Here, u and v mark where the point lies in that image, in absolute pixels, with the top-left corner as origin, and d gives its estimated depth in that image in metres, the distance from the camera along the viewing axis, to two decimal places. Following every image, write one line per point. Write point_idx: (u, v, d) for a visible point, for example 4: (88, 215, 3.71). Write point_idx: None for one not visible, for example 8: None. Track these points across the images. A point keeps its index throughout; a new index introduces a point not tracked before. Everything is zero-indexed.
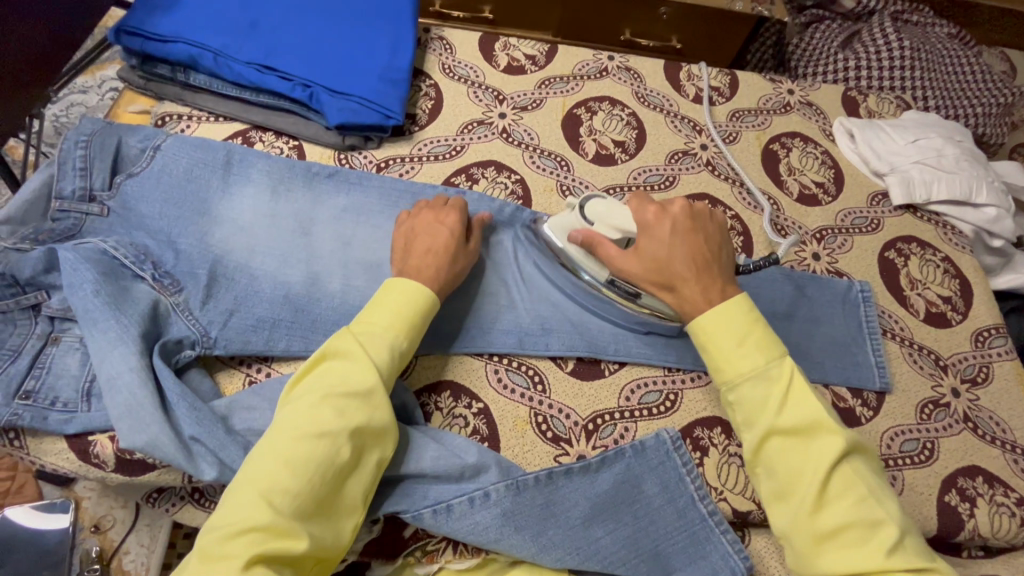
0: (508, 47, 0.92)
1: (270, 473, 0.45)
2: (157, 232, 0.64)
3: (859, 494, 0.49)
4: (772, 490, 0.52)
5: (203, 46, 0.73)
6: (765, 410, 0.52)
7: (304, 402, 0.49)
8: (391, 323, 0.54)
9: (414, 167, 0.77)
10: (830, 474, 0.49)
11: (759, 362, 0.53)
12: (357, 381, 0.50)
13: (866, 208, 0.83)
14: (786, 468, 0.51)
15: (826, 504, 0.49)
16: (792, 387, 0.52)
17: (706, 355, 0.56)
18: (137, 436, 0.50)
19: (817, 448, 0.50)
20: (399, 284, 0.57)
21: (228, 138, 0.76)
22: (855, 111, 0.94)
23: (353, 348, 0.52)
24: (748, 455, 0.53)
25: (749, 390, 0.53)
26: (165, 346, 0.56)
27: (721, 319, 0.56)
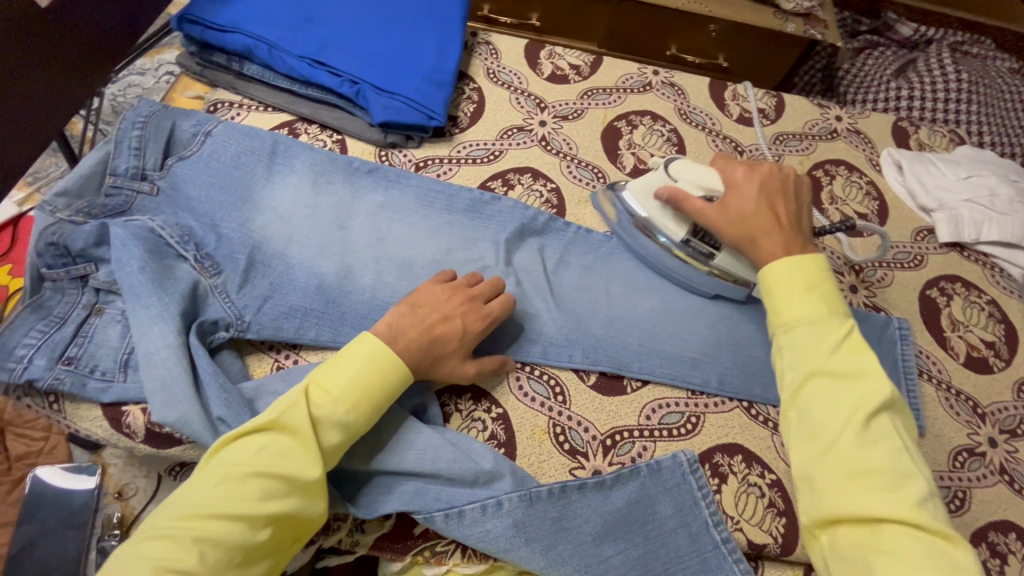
0: (554, 56, 0.92)
1: (174, 551, 0.42)
2: (202, 215, 0.66)
3: (895, 446, 0.45)
4: (803, 431, 0.47)
5: (259, 37, 0.75)
6: (821, 347, 0.49)
7: (230, 474, 0.46)
8: (351, 399, 0.51)
9: (451, 169, 0.78)
10: (873, 420, 0.46)
11: (818, 309, 0.51)
12: (292, 465, 0.48)
13: (910, 243, 0.81)
14: (824, 410, 0.47)
15: (863, 448, 0.44)
16: (846, 338, 0.49)
17: (769, 299, 0.54)
18: (168, 412, 0.51)
19: (865, 389, 0.46)
20: (373, 352, 0.53)
21: (275, 128, 0.78)
22: (905, 142, 0.91)
23: (303, 424, 0.49)
24: (784, 395, 0.49)
25: (805, 331, 0.50)
26: (202, 326, 0.58)
27: (790, 269, 0.54)
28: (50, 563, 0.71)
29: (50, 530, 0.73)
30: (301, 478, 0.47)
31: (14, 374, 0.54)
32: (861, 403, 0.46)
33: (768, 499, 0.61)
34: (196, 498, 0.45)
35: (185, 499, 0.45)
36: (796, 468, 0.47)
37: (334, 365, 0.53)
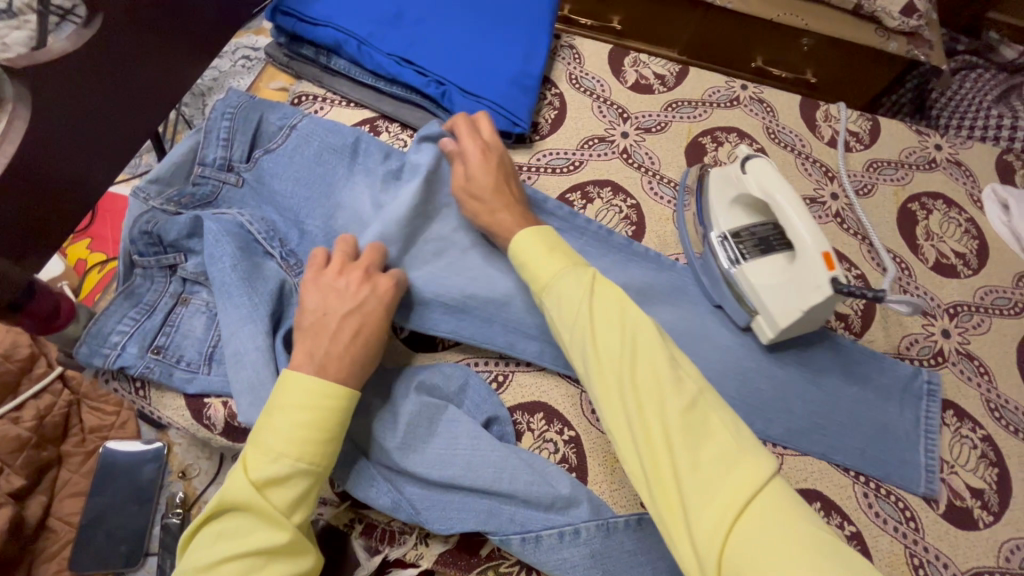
0: (638, 64, 0.89)
1: None
2: (287, 210, 0.66)
3: (685, 384, 0.46)
4: (614, 416, 0.46)
5: (350, 33, 0.75)
6: (575, 300, 0.51)
7: (201, 559, 0.45)
8: (295, 450, 0.47)
9: (530, 177, 0.77)
10: (639, 345, 0.48)
11: (563, 267, 0.54)
12: (260, 535, 0.45)
13: (1011, 288, 0.76)
14: (611, 355, 0.48)
15: (635, 384, 0.46)
16: (596, 284, 0.53)
17: (523, 272, 0.57)
18: (256, 414, 0.51)
19: (632, 319, 0.49)
20: (305, 390, 0.49)
21: (357, 124, 0.77)
22: (1010, 178, 0.85)
23: (248, 495, 0.45)
24: (569, 357, 0.51)
25: (556, 289, 0.53)
26: (291, 331, 0.58)
27: (538, 242, 0.57)
28: (118, 535, 0.74)
29: (117, 503, 0.75)
30: (269, 548, 0.44)
31: (108, 360, 0.55)
32: (630, 340, 0.48)
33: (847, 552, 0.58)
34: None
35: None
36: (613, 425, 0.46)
37: (268, 418, 0.48)
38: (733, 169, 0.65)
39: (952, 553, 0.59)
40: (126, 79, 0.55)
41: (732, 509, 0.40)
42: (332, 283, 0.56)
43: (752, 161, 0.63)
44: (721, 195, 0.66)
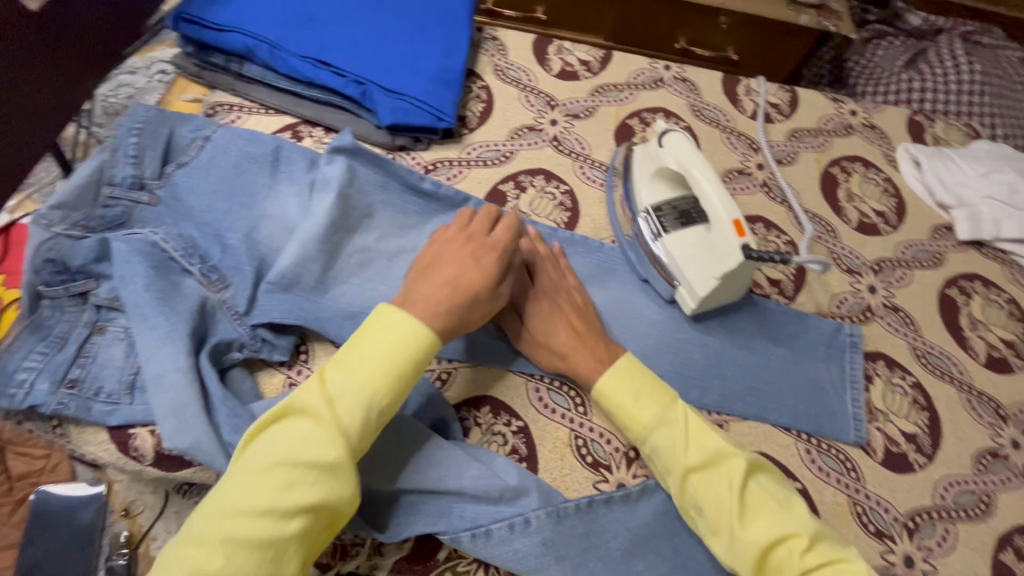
0: (563, 51, 0.90)
1: (202, 553, 0.42)
2: (205, 224, 0.63)
3: (774, 505, 0.51)
4: (706, 526, 0.52)
5: (260, 38, 0.72)
6: (675, 451, 0.54)
7: (221, 515, 0.43)
8: (386, 392, 0.49)
9: (462, 171, 0.76)
10: (749, 490, 0.52)
11: (660, 407, 0.56)
12: (302, 477, 0.45)
13: (929, 240, 0.80)
14: (715, 505, 0.51)
15: (753, 521, 0.50)
16: (691, 429, 0.55)
17: (614, 411, 0.58)
18: (181, 438, 0.49)
19: (729, 471, 0.52)
20: (396, 325, 0.51)
21: (277, 131, 0.74)
22: (920, 137, 0.90)
23: (319, 405, 0.47)
24: (676, 501, 0.54)
25: (658, 437, 0.55)
26: (215, 347, 0.56)
27: (615, 376, 0.58)
28: None
29: None
30: (321, 464, 0.45)
31: (15, 400, 0.52)
32: (730, 486, 0.52)
33: None
34: (187, 546, 0.42)
35: (177, 553, 0.43)
36: (692, 523, 0.53)
37: (368, 365, 0.49)
38: (653, 146, 0.70)
39: (891, 498, 0.62)
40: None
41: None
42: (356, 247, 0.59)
43: (668, 138, 0.68)
44: (643, 173, 0.71)
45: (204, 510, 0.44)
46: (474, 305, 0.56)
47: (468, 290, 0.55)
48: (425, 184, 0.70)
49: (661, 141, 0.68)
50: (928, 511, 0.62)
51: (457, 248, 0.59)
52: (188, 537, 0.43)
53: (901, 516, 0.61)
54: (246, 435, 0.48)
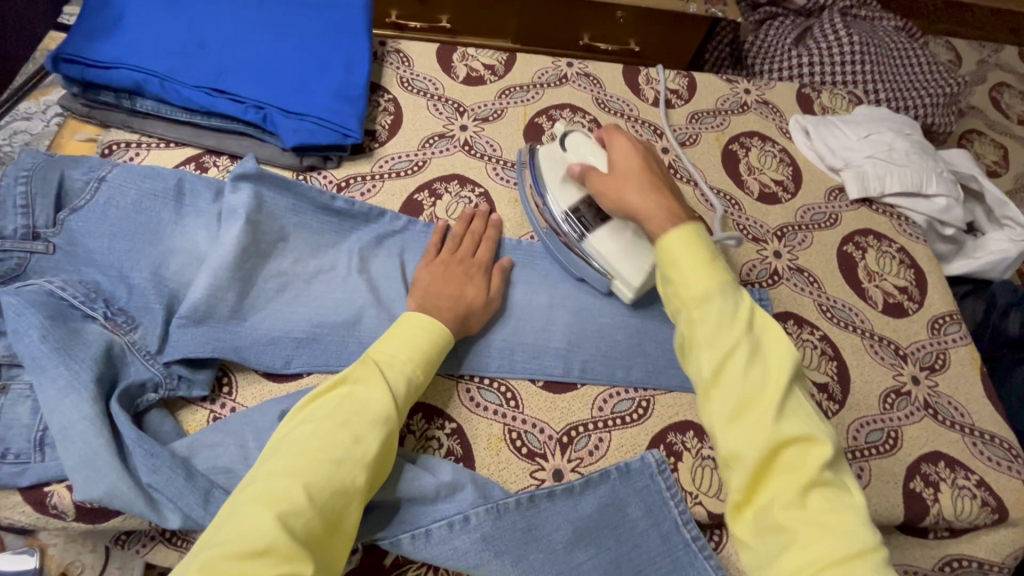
0: (467, 58, 0.91)
1: (285, 493, 0.45)
2: (108, 267, 0.62)
3: (806, 413, 0.45)
4: (747, 472, 0.43)
5: (148, 71, 0.71)
6: (727, 323, 0.46)
7: (287, 469, 0.47)
8: (423, 368, 0.57)
9: (375, 185, 0.76)
10: (787, 395, 0.45)
11: (722, 279, 0.48)
12: (361, 433, 0.50)
13: (824, 203, 0.85)
14: (745, 387, 0.45)
15: (782, 419, 0.44)
16: (753, 310, 0.48)
17: (671, 272, 0.50)
18: (93, 488, 0.48)
19: (776, 362, 0.46)
20: (422, 323, 0.59)
21: (181, 164, 0.73)
22: (809, 108, 0.96)
23: (374, 375, 0.54)
24: (704, 379, 0.46)
25: (737, 370, 0.45)
26: (127, 390, 0.54)
27: (685, 235, 0.51)
28: None
29: None
30: (383, 418, 0.52)
31: None
32: (775, 371, 0.45)
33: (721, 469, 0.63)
34: (256, 499, 0.45)
35: (242, 510, 0.45)
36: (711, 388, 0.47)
37: (402, 345, 0.57)
38: (557, 152, 0.72)
39: None
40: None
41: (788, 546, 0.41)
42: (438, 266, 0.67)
43: (572, 140, 0.71)
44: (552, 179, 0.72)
45: (268, 470, 0.47)
46: (474, 315, 0.65)
47: (465, 303, 0.64)
48: (338, 203, 0.70)
49: (566, 145, 0.71)
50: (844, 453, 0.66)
51: (451, 269, 0.67)
52: (254, 492, 0.45)
53: None
54: (297, 410, 0.52)
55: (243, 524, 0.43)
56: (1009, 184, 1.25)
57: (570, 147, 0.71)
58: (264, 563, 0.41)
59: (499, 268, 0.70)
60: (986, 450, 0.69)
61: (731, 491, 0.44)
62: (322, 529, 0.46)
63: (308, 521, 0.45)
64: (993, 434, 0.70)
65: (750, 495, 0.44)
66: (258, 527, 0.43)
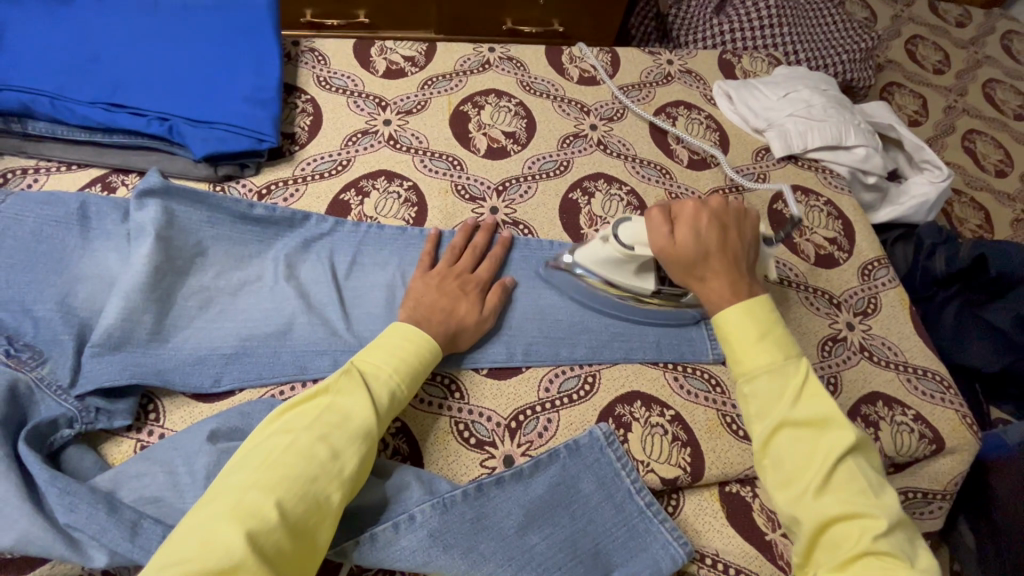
0: (385, 51, 0.89)
1: (256, 507, 0.43)
2: (8, 302, 0.58)
3: (863, 488, 0.48)
4: (778, 479, 0.50)
5: (36, 91, 0.67)
6: (781, 401, 0.51)
7: (261, 483, 0.45)
8: (408, 383, 0.55)
9: (298, 189, 0.74)
10: (839, 467, 0.48)
11: (774, 358, 0.53)
12: (340, 449, 0.48)
13: (752, 164, 0.87)
14: (796, 459, 0.50)
15: (829, 493, 0.48)
16: (807, 384, 0.52)
17: (725, 345, 0.55)
18: (4, 536, 0.45)
19: (830, 440, 0.49)
20: (409, 336, 0.58)
21: (85, 186, 0.69)
22: (731, 73, 0.98)
23: (358, 388, 0.52)
24: (755, 446, 0.52)
25: (761, 383, 0.52)
26: (37, 429, 0.51)
27: (741, 311, 0.55)
28: None
29: None
30: (364, 432, 0.50)
31: None
32: (793, 381, 0.52)
33: (671, 434, 0.64)
34: (224, 513, 0.43)
35: (208, 525, 0.42)
36: (742, 404, 0.54)
37: (387, 358, 0.56)
38: (614, 250, 0.65)
39: None
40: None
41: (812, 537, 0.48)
42: (432, 278, 0.66)
43: (627, 230, 0.63)
44: (613, 267, 0.66)
45: (239, 483, 0.45)
46: (461, 310, 0.63)
47: (457, 320, 0.62)
48: (257, 210, 0.68)
49: (626, 244, 0.63)
50: None
51: (442, 279, 0.66)
52: (223, 506, 0.43)
53: None
54: (272, 422, 0.50)
55: (208, 538, 0.41)
56: (929, 132, 1.30)
57: (632, 247, 0.63)
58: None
59: (500, 284, 0.68)
60: (920, 385, 0.72)
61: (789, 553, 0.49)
62: (291, 548, 0.44)
63: (278, 540, 0.43)
64: (926, 368, 0.73)
65: (806, 555, 0.49)
66: (223, 544, 0.41)
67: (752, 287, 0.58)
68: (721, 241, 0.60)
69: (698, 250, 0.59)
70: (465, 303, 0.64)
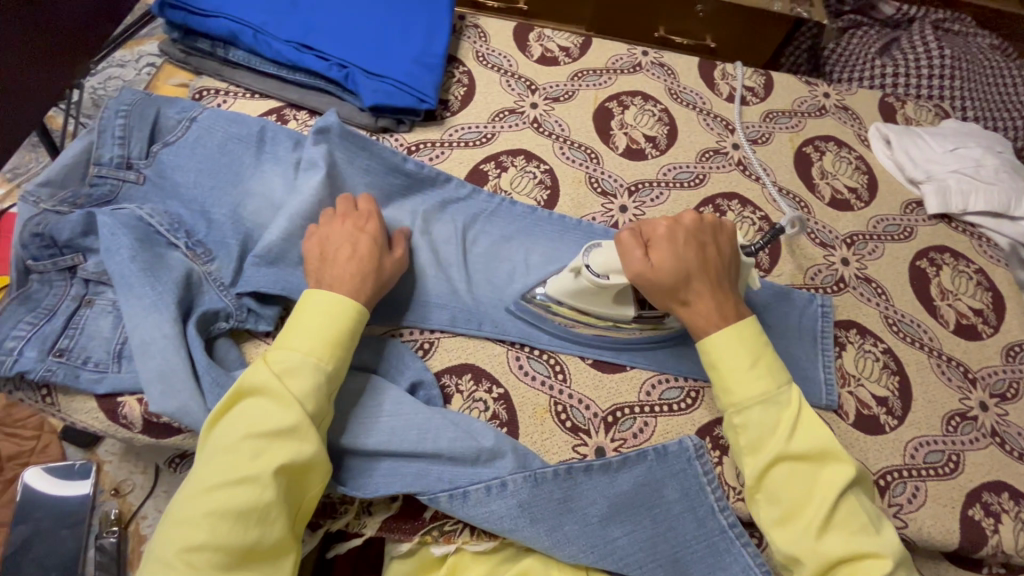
0: (543, 38, 0.92)
1: (187, 526, 0.44)
2: (191, 201, 0.65)
3: (862, 525, 0.51)
4: (777, 514, 0.52)
5: (244, 22, 0.75)
6: (777, 434, 0.53)
7: (191, 501, 0.45)
8: (334, 357, 0.53)
9: (444, 152, 0.78)
10: (838, 502, 0.51)
11: (769, 387, 0.54)
12: (260, 448, 0.47)
13: (899, 215, 0.82)
14: (792, 494, 0.52)
15: (829, 531, 0.50)
16: (800, 417, 0.54)
17: (716, 375, 0.57)
18: (168, 402, 0.51)
19: (828, 475, 0.52)
20: (327, 302, 0.54)
21: (262, 114, 0.76)
22: (892, 118, 0.92)
23: (268, 381, 0.49)
24: (751, 480, 0.54)
25: (757, 414, 0.54)
26: (202, 316, 0.57)
27: (732, 338, 0.56)
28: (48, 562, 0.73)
29: (45, 529, 0.74)
30: (282, 425, 0.48)
31: (4, 367, 0.52)
32: (788, 415, 0.54)
33: None
34: (173, 533, 0.44)
35: (161, 544, 0.45)
36: (732, 435, 0.55)
37: (304, 337, 0.52)
38: (585, 281, 0.60)
39: (862, 457, 0.64)
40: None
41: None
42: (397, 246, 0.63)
43: (597, 258, 0.59)
44: (582, 297, 0.62)
45: (178, 503, 0.45)
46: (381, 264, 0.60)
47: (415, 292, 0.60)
48: (408, 165, 0.71)
49: (598, 273, 0.59)
50: (900, 471, 0.64)
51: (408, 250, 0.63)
52: (164, 531, 0.45)
53: (872, 475, 0.63)
54: (206, 428, 0.49)
55: (156, 562, 0.44)
56: None
57: (604, 275, 0.59)
58: None
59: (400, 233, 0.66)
60: None
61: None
62: (239, 552, 0.44)
63: (217, 550, 0.44)
64: None
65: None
66: (167, 569, 0.43)
67: (738, 306, 0.59)
68: (700, 259, 0.59)
69: (680, 275, 0.58)
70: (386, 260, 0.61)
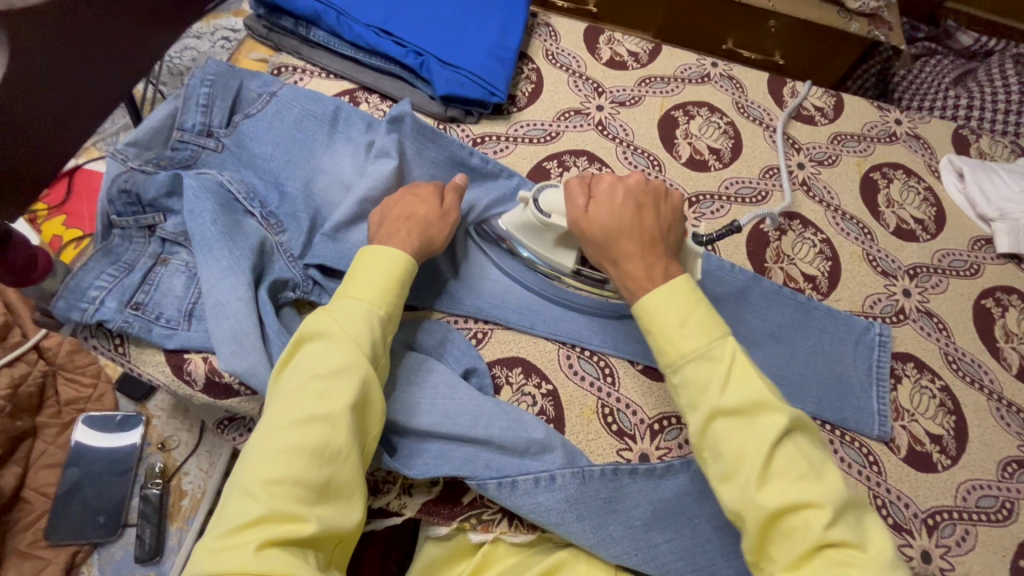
0: (613, 42, 0.92)
1: (264, 464, 0.44)
2: (267, 172, 0.67)
3: (805, 471, 0.45)
4: (719, 472, 0.47)
5: (328, 4, 0.77)
6: (709, 388, 0.48)
7: (265, 440, 0.46)
8: (387, 304, 0.54)
9: (508, 146, 0.78)
10: (775, 454, 0.45)
11: (700, 342, 0.49)
12: (327, 388, 0.48)
13: (967, 251, 0.80)
14: (731, 450, 0.46)
15: (769, 482, 0.45)
16: (735, 367, 0.48)
17: (650, 335, 0.52)
18: (237, 362, 0.53)
19: (761, 426, 0.46)
20: (379, 255, 0.56)
21: (336, 95, 0.78)
22: (965, 151, 0.90)
23: (328, 327, 0.51)
24: (693, 438, 0.49)
25: (692, 370, 0.49)
26: (273, 284, 0.59)
27: (664, 296, 0.52)
28: (95, 505, 0.76)
29: (95, 474, 0.78)
30: (346, 365, 0.49)
31: (86, 315, 0.55)
32: (719, 370, 0.48)
33: None
34: (251, 470, 0.45)
35: (238, 485, 0.45)
36: (674, 396, 0.51)
37: (359, 288, 0.54)
38: (531, 215, 0.61)
39: (912, 494, 0.62)
40: (86, 39, 0.58)
41: (761, 531, 0.44)
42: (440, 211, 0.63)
43: (545, 197, 0.60)
44: (530, 233, 0.63)
45: (253, 443, 0.46)
46: (434, 229, 0.61)
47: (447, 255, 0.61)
48: (473, 159, 0.72)
49: (543, 210, 0.60)
50: (950, 511, 0.62)
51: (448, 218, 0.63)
52: (240, 473, 0.45)
53: (921, 513, 0.61)
54: (275, 375, 0.51)
55: (235, 500, 0.44)
56: None
57: (548, 214, 0.60)
58: (266, 531, 0.42)
59: (452, 185, 0.65)
60: None
61: (742, 548, 0.46)
62: (316, 489, 0.45)
63: (295, 486, 0.44)
64: None
65: (760, 552, 0.46)
66: (247, 503, 0.43)
67: (668, 268, 0.55)
68: (639, 217, 0.57)
69: (611, 229, 0.57)
70: (439, 225, 0.61)
